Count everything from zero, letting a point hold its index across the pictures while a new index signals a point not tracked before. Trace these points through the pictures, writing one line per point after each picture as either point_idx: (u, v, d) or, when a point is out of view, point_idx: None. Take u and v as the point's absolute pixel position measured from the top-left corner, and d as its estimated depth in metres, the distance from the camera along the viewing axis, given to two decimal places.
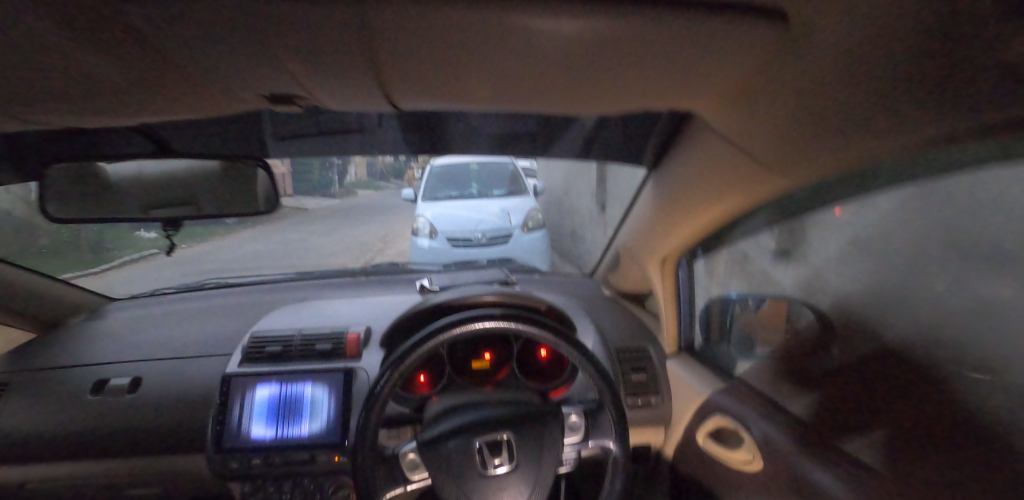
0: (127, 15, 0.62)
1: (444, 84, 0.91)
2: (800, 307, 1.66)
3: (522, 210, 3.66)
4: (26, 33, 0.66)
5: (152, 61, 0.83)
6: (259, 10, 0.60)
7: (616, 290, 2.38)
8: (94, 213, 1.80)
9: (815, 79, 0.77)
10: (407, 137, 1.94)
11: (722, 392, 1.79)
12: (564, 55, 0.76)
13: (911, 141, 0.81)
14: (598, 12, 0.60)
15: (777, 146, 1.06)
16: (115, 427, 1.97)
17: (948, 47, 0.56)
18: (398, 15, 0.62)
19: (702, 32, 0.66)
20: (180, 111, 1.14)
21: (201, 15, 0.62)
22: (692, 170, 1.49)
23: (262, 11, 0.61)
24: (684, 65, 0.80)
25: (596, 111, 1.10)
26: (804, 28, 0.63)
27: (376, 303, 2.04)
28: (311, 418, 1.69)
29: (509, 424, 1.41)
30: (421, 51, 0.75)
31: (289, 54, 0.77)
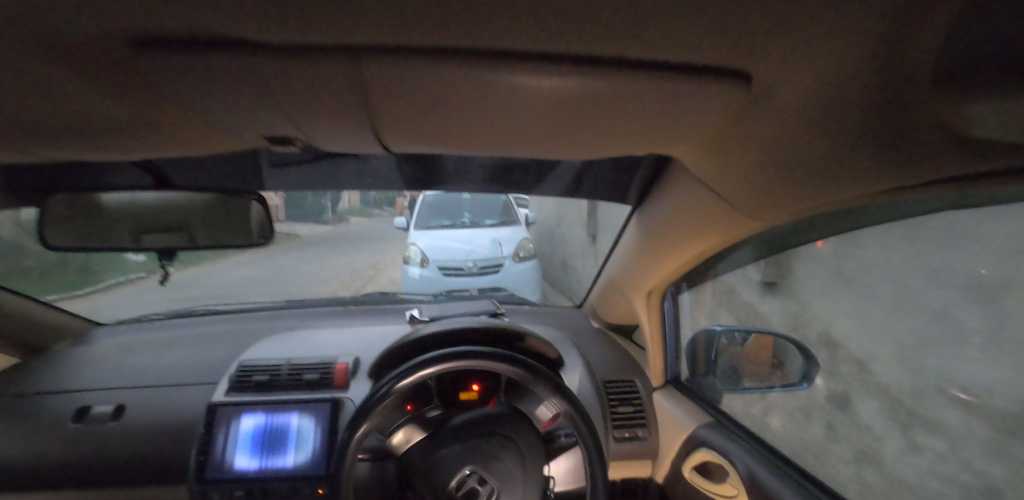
0: (149, 55, 0.68)
1: (439, 131, 0.98)
2: (786, 342, 1.72)
3: (512, 240, 3.70)
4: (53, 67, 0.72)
5: (166, 102, 0.88)
6: (277, 58, 0.66)
7: (604, 323, 2.43)
8: (89, 242, 1.86)
9: (780, 133, 0.85)
10: (402, 168, 2.00)
11: (708, 425, 1.80)
12: (548, 109, 0.82)
13: (871, 194, 0.88)
14: (575, 72, 0.67)
15: (750, 193, 1.13)
16: (93, 457, 1.92)
17: (898, 104, 0.63)
18: (400, 72, 0.69)
19: (671, 91, 0.73)
20: (183, 148, 1.20)
21: (223, 61, 0.68)
22: (672, 208, 1.57)
23: (280, 60, 0.67)
24: (657, 119, 0.88)
25: (580, 156, 1.17)
26: (768, 86, 0.70)
27: (366, 333, 2.05)
28: (297, 449, 1.67)
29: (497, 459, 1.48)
30: (418, 105, 0.83)
31: (298, 102, 0.84)
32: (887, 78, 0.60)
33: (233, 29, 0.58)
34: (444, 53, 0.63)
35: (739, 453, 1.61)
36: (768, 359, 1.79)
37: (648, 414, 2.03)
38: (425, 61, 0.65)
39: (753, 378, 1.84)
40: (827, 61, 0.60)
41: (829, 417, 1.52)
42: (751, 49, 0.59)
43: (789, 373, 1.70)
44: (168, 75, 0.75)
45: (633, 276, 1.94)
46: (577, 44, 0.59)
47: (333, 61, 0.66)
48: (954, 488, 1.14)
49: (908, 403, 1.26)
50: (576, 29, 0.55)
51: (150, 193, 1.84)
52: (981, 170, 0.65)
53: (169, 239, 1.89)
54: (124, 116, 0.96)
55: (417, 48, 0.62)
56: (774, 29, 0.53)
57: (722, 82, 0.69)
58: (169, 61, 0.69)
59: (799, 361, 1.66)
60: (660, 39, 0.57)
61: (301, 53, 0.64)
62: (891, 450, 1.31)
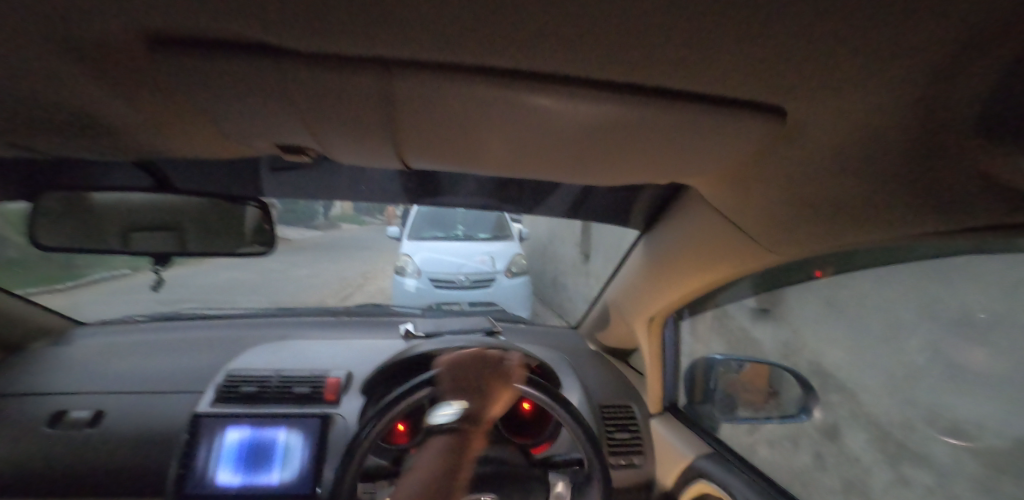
0: (185, 60, 0.67)
1: (463, 149, 0.97)
2: (781, 372, 1.73)
3: (507, 255, 3.69)
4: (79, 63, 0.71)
5: (187, 106, 0.87)
6: (317, 69, 0.66)
7: (601, 346, 2.42)
8: (81, 243, 1.83)
9: (807, 169, 0.86)
10: (403, 181, 2.00)
11: (705, 455, 1.74)
12: (577, 134, 0.83)
13: (885, 235, 0.90)
14: (613, 99, 0.68)
15: (767, 225, 1.14)
16: (65, 466, 1.83)
17: (928, 146, 0.65)
18: (438, 88, 0.69)
19: (705, 121, 0.74)
20: (190, 151, 1.18)
21: (262, 70, 0.68)
22: (681, 234, 1.58)
23: (320, 71, 0.67)
24: (682, 149, 0.88)
25: (597, 181, 1.18)
26: (799, 122, 0.71)
27: (358, 347, 2.02)
28: (283, 466, 1.60)
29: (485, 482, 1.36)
30: (450, 122, 0.82)
31: (325, 112, 0.83)
32: (920, 122, 0.62)
33: (283, 39, 0.58)
34: (488, 72, 0.63)
35: (739, 486, 1.52)
36: (764, 387, 1.78)
37: (645, 441, 1.99)
38: (467, 80, 0.65)
39: (748, 407, 1.82)
40: (861, 103, 0.61)
41: (818, 446, 1.55)
42: (789, 87, 0.60)
43: (785, 403, 1.71)
44: (199, 79, 0.74)
45: (636, 300, 1.94)
46: (619, 73, 0.60)
47: (374, 75, 0.66)
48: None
49: (900, 437, 1.30)
50: (624, 58, 0.56)
51: (143, 194, 1.80)
52: (1000, 219, 0.67)
53: (161, 242, 1.87)
54: (138, 117, 0.94)
55: (463, 66, 0.62)
56: (816, 72, 0.55)
57: (755, 115, 0.70)
58: (205, 66, 0.68)
59: (796, 392, 1.66)
60: (702, 73, 0.58)
61: (342, 65, 0.64)
62: (886, 486, 1.33)
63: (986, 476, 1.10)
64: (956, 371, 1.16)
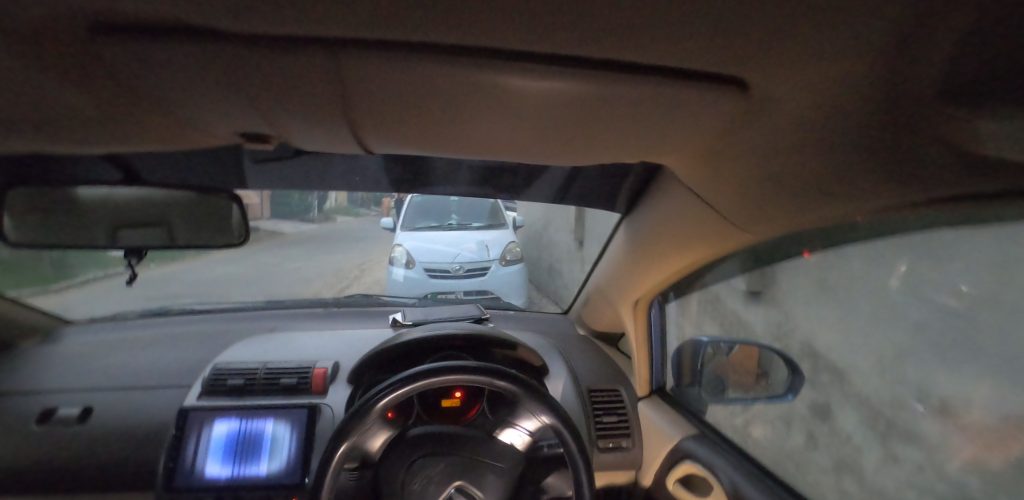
0: (112, 44, 0.63)
1: (427, 130, 0.95)
2: (771, 353, 1.72)
3: (501, 243, 3.67)
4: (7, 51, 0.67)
5: (135, 94, 0.84)
6: (253, 50, 0.63)
7: (590, 330, 2.40)
8: (58, 239, 1.78)
9: (776, 145, 0.83)
10: (388, 169, 1.97)
11: (692, 436, 1.77)
12: (539, 111, 0.79)
13: (863, 209, 0.87)
14: (567, 74, 0.64)
15: (745, 205, 1.10)
16: (56, 462, 1.84)
17: (895, 116, 0.62)
18: (381, 69, 0.66)
19: (665, 95, 0.71)
20: (154, 142, 1.15)
21: (196, 52, 0.64)
22: (664, 216, 1.55)
23: (257, 52, 0.63)
24: (650, 125, 0.85)
25: (570, 162, 1.14)
26: (767, 96, 0.68)
27: (347, 337, 2.01)
28: (271, 457, 1.61)
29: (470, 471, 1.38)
30: (403, 103, 0.79)
31: (273, 98, 0.80)
32: (886, 91, 0.58)
33: (208, 18, 0.55)
34: (431, 49, 0.60)
35: (723, 466, 1.57)
36: (753, 369, 1.78)
37: (633, 423, 2.01)
38: (411, 57, 0.62)
39: (738, 388, 1.82)
40: (823, 75, 0.59)
41: (810, 426, 1.52)
42: (747, 57, 0.57)
43: (774, 383, 1.70)
44: (136, 66, 0.71)
45: (621, 284, 1.92)
46: (568, 46, 0.57)
47: (313, 54, 0.62)
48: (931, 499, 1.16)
49: (887, 415, 1.30)
50: (568, 31, 0.52)
51: (123, 190, 1.79)
52: (974, 189, 0.65)
53: (146, 236, 1.83)
54: (89, 106, 0.90)
55: (403, 44, 0.59)
56: (771, 39, 0.51)
57: (716, 88, 0.67)
58: (140, 53, 0.65)
59: (784, 371, 1.67)
60: (653, 43, 0.55)
61: (278, 47, 0.61)
62: (873, 462, 1.32)
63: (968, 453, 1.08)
64: (948, 346, 1.16)
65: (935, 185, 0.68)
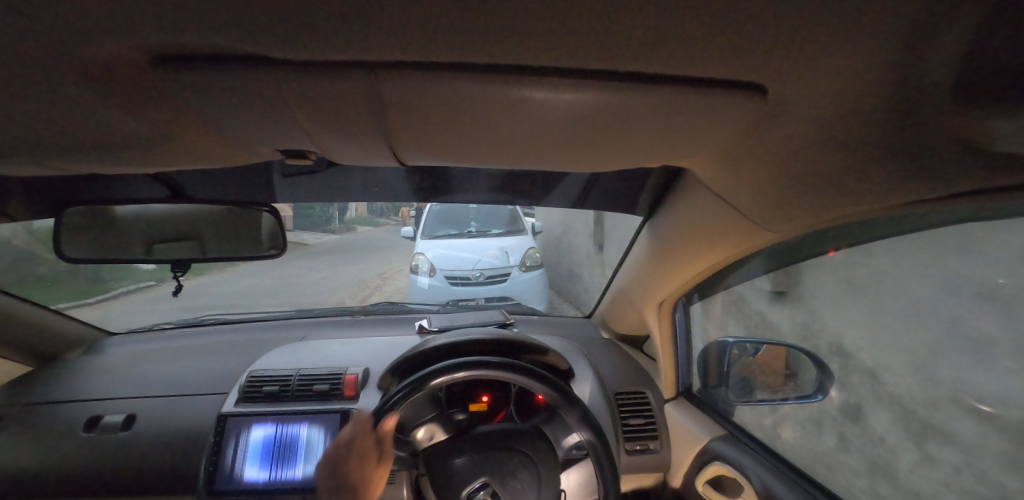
0: (169, 75, 0.69)
1: (456, 143, 0.99)
2: (799, 353, 1.69)
3: (519, 249, 3.70)
4: (77, 85, 0.74)
5: (186, 118, 0.90)
6: (296, 74, 0.67)
7: (614, 334, 2.41)
8: (103, 254, 1.90)
9: (798, 148, 0.84)
10: (412, 179, 2.02)
11: (721, 437, 1.76)
12: (562, 122, 0.83)
13: (897, 206, 0.86)
14: (591, 87, 0.68)
15: (772, 207, 1.10)
16: (103, 467, 1.93)
17: (918, 117, 0.63)
18: (415, 88, 0.70)
19: (687, 103, 0.73)
20: (199, 161, 1.22)
21: (245, 79, 0.70)
22: (684, 219, 1.56)
23: (300, 76, 0.68)
24: (672, 132, 0.88)
25: (592, 169, 1.18)
26: (788, 100, 0.70)
27: (375, 344, 2.06)
28: (306, 460, 1.67)
29: None
30: (435, 117, 0.83)
31: (313, 117, 0.85)
32: (907, 91, 0.59)
33: (259, 47, 0.60)
34: (463, 69, 0.64)
35: (753, 467, 1.57)
36: (780, 369, 1.76)
37: (660, 426, 2.00)
38: (442, 77, 0.66)
39: (766, 390, 1.80)
40: (845, 76, 0.60)
41: (841, 428, 1.49)
42: (767, 64, 0.59)
43: (803, 384, 1.66)
44: (187, 91, 0.76)
45: (643, 286, 1.93)
46: (592, 60, 0.60)
47: (352, 77, 0.67)
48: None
49: (923, 416, 1.25)
50: (593, 45, 0.55)
51: (160, 206, 1.87)
52: (1004, 184, 0.65)
53: (182, 249, 1.94)
54: (146, 130, 0.98)
55: (436, 63, 0.63)
56: (789, 46, 0.54)
57: (738, 95, 0.69)
58: (196, 80, 0.71)
59: (812, 372, 1.63)
60: (674, 54, 0.57)
61: (322, 70, 0.66)
62: (905, 463, 1.29)
63: (1015, 453, 1.03)
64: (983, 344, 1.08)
65: (966, 183, 0.68)
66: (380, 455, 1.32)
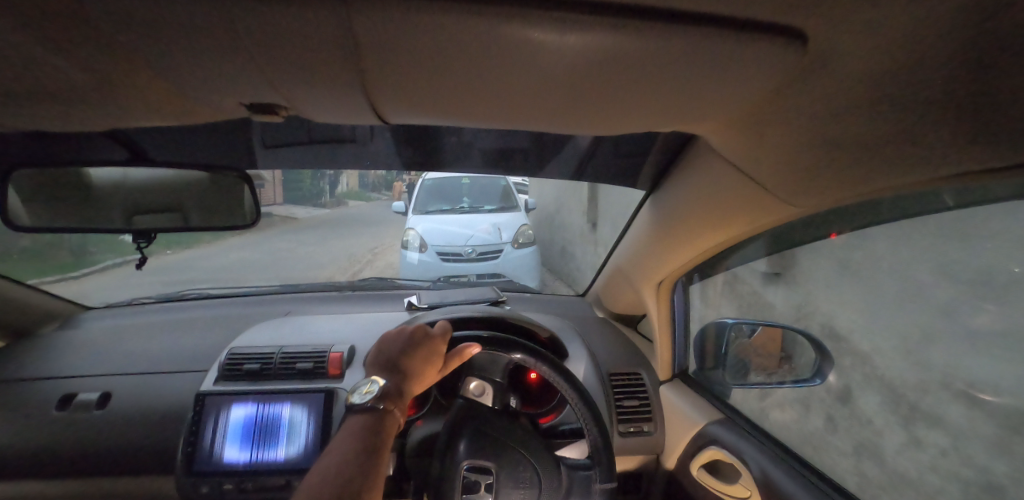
0: (101, 7, 0.58)
1: (448, 98, 0.89)
2: (795, 334, 1.63)
3: (513, 226, 3.61)
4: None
5: (134, 63, 0.79)
6: (253, 7, 0.57)
7: (609, 313, 2.36)
8: (67, 222, 1.77)
9: (835, 106, 0.75)
10: (399, 148, 1.90)
11: (717, 421, 1.73)
12: (568, 72, 0.73)
13: (930, 177, 0.79)
14: (602, 28, 0.58)
15: (791, 174, 1.02)
16: (81, 445, 1.86)
17: (981, 71, 0.54)
18: (398, 26, 0.60)
19: (714, 51, 0.63)
20: (159, 117, 1.10)
21: (193, 12, 0.59)
22: (692, 192, 1.48)
23: (259, 10, 0.58)
24: (690, 88, 0.78)
25: (597, 132, 1.08)
26: (828, 50, 0.61)
27: (363, 321, 1.98)
28: (289, 441, 1.61)
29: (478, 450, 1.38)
30: (423, 64, 0.73)
31: (281, 63, 0.74)
32: (976, 38, 0.51)
33: None
34: (453, 1, 0.54)
35: (750, 451, 1.53)
36: (776, 352, 1.68)
37: (655, 408, 1.97)
38: (427, 11, 0.56)
39: (760, 372, 1.72)
40: (901, 23, 0.51)
41: (829, 410, 1.50)
42: (811, 3, 0.50)
43: (800, 367, 1.61)
44: (127, 29, 0.65)
45: (641, 265, 1.86)
46: None
47: (321, 10, 0.57)
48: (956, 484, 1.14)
49: (911, 398, 1.27)
50: None
51: (132, 171, 1.73)
52: None
53: (157, 220, 1.81)
54: (90, 77, 0.85)
55: None
56: None
57: (777, 42, 0.59)
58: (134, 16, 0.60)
59: (811, 355, 1.57)
60: None
61: (285, 0, 0.55)
62: (892, 445, 1.28)
63: (1004, 438, 1.04)
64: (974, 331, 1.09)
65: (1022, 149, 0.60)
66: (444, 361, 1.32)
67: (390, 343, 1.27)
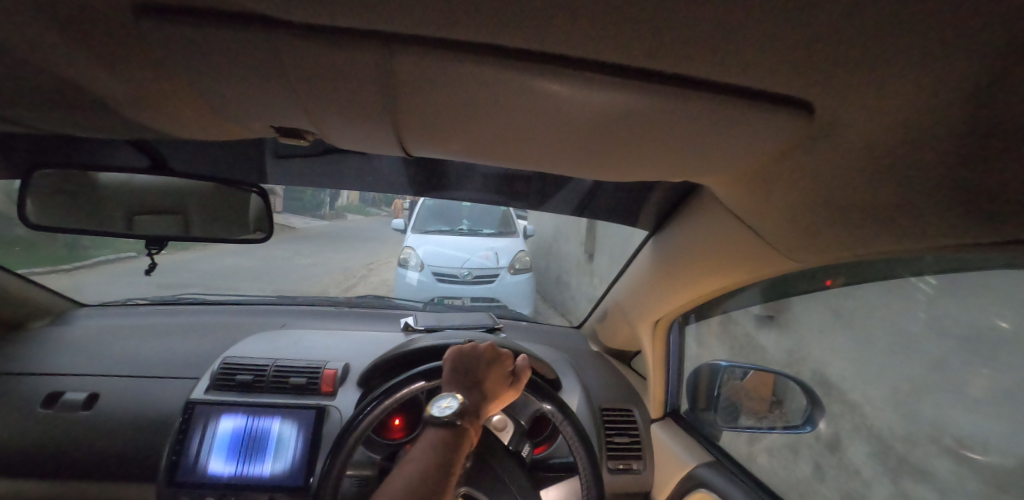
0: (166, 32, 0.63)
1: (470, 137, 0.94)
2: (787, 380, 1.62)
3: (511, 251, 3.66)
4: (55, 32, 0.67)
5: (179, 82, 0.84)
6: (309, 43, 0.62)
7: (604, 347, 2.38)
8: (75, 224, 1.80)
9: (837, 171, 0.81)
10: (407, 172, 1.96)
11: (708, 463, 1.70)
12: (588, 122, 0.78)
13: (917, 243, 0.84)
14: (627, 85, 0.63)
15: (789, 230, 1.08)
16: (60, 447, 1.83)
17: (973, 148, 0.59)
18: (440, 71, 0.65)
19: (728, 113, 0.69)
20: (186, 128, 1.16)
21: (252, 44, 0.64)
22: (692, 235, 1.53)
23: (312, 46, 0.63)
24: (700, 144, 0.83)
25: (606, 177, 1.13)
26: (831, 118, 0.67)
27: (358, 338, 1.99)
28: (276, 457, 1.59)
29: (469, 480, 1.38)
30: (458, 106, 0.78)
31: (320, 93, 0.79)
32: (971, 117, 0.56)
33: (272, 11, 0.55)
34: (495, 52, 0.59)
35: (739, 495, 1.49)
36: (768, 396, 1.69)
37: (645, 447, 1.96)
38: (469, 61, 0.61)
39: (752, 416, 1.73)
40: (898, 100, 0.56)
41: (818, 457, 1.54)
42: (819, 78, 0.55)
43: (791, 414, 1.62)
44: (187, 53, 0.70)
45: (641, 300, 1.89)
46: (634, 57, 0.56)
47: (373, 52, 0.62)
48: None
49: (900, 449, 1.33)
50: (641, 41, 0.51)
51: (144, 176, 1.78)
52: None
53: (163, 225, 1.84)
54: (133, 90, 0.91)
55: (467, 43, 0.57)
56: (852, 61, 0.50)
57: (787, 108, 0.65)
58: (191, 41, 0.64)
59: (802, 401, 1.57)
60: (721, 60, 0.54)
61: (344, 43, 0.61)
62: None
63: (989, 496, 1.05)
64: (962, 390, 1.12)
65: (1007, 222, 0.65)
66: (513, 380, 1.28)
67: (465, 358, 1.24)
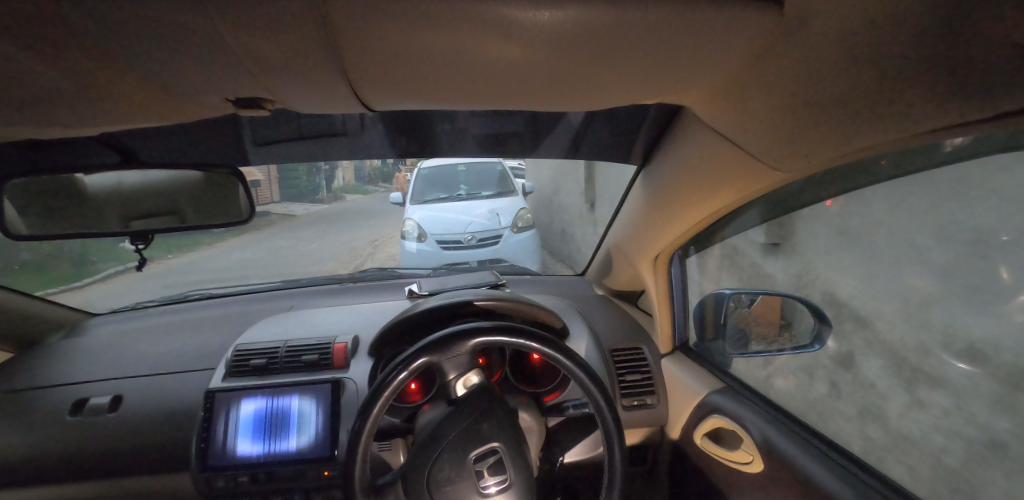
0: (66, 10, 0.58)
1: (426, 81, 0.88)
2: (795, 301, 1.60)
3: (512, 211, 3.63)
4: None
5: (111, 64, 0.79)
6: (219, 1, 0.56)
7: (608, 290, 2.38)
8: (59, 228, 1.71)
9: (819, 70, 0.75)
10: (393, 138, 1.88)
11: (719, 390, 1.74)
12: (541, 49, 0.71)
13: (909, 135, 0.78)
14: (569, 4, 0.57)
15: (776, 141, 1.03)
16: (96, 447, 1.90)
17: (951, 31, 0.53)
18: (373, 15, 0.59)
19: (692, 20, 0.63)
20: (144, 114, 1.10)
21: (162, 12, 0.59)
22: (682, 163, 1.47)
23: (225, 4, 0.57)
24: (669, 58, 0.77)
25: (580, 108, 1.08)
26: (803, 10, 0.60)
27: (365, 311, 2.00)
28: (299, 432, 1.65)
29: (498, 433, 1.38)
30: (403, 53, 0.73)
31: (257, 56, 0.74)
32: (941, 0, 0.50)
33: None
34: None
35: (751, 418, 1.54)
36: (776, 320, 1.67)
37: (658, 383, 2.00)
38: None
39: (761, 341, 1.72)
40: None
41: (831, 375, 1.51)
42: None
43: (799, 334, 1.61)
44: (103, 30, 0.65)
45: (638, 239, 1.86)
46: None
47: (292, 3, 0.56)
48: (957, 441, 1.14)
49: (913, 361, 1.31)
50: None
51: (128, 175, 1.76)
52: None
53: (157, 223, 1.79)
54: (70, 81, 0.86)
55: None
56: None
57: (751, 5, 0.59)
58: (96, 15, 0.59)
59: (809, 320, 1.57)
60: None
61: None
62: None
63: (1001, 393, 1.04)
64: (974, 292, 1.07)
65: (987, 104, 0.60)
66: None
67: None
